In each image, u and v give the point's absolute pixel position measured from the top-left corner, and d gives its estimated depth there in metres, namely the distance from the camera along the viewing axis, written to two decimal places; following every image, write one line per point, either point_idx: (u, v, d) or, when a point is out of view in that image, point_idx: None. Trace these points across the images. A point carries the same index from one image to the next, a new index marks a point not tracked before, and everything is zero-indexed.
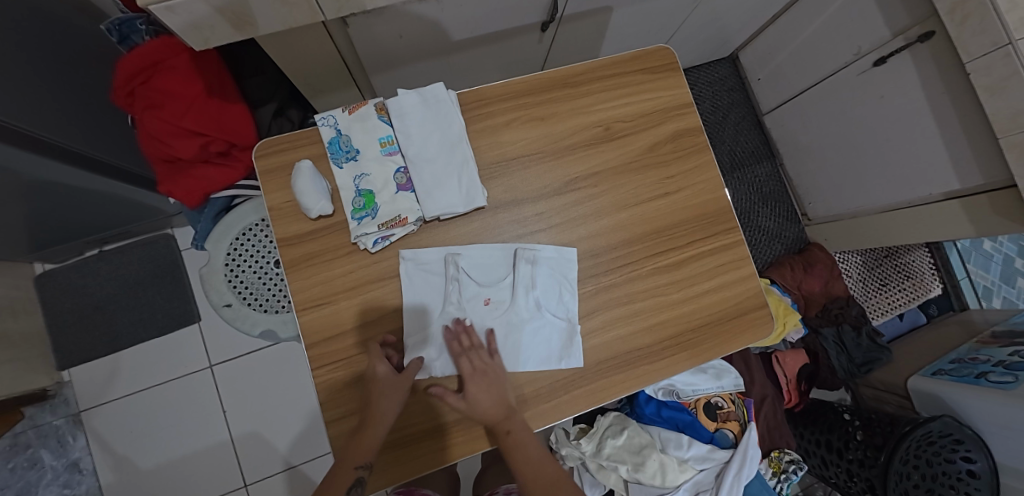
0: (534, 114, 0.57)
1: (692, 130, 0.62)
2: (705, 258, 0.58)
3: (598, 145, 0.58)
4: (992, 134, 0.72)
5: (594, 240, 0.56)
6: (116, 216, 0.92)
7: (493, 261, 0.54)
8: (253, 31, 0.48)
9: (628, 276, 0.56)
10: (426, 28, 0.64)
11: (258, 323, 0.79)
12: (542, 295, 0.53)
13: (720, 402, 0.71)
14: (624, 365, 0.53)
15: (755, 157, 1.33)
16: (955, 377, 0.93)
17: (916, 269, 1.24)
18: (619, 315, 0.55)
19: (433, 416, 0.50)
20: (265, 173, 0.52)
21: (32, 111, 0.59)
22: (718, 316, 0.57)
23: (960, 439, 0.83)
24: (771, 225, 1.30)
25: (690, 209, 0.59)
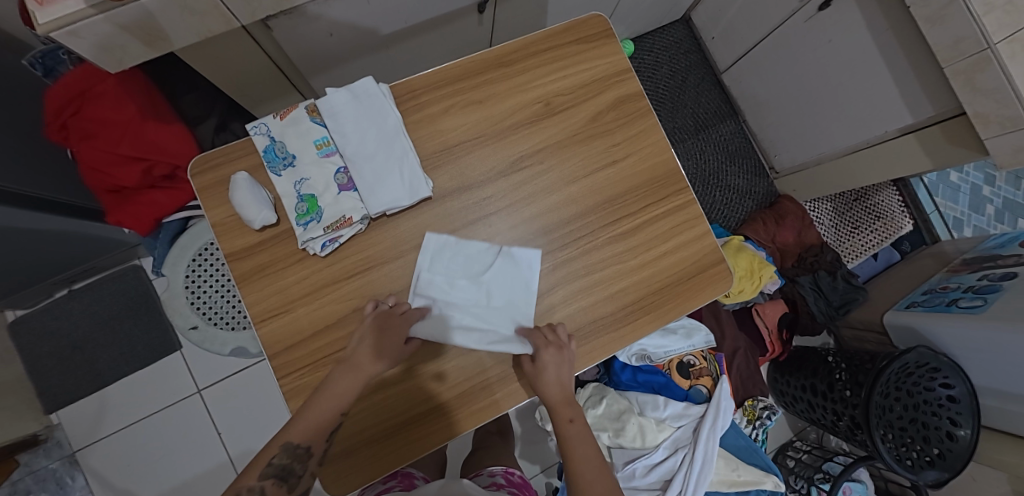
0: (471, 98, 0.57)
1: (634, 96, 0.61)
2: (658, 222, 0.59)
3: (541, 121, 0.58)
4: (938, 65, 0.73)
5: (546, 217, 0.56)
6: (80, 253, 0.90)
7: (449, 283, 0.53)
8: (167, 46, 0.48)
9: (584, 249, 0.56)
10: (356, 23, 0.62)
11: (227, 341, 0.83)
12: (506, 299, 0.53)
13: (693, 360, 0.71)
14: (589, 335, 0.54)
15: (719, 117, 1.33)
16: (928, 308, 0.96)
17: (886, 208, 1.25)
18: (581, 287, 0.55)
19: (405, 410, 0.50)
20: (203, 191, 0.51)
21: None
22: (676, 277, 0.58)
23: (937, 367, 0.86)
24: (741, 183, 1.30)
25: (640, 174, 0.60)
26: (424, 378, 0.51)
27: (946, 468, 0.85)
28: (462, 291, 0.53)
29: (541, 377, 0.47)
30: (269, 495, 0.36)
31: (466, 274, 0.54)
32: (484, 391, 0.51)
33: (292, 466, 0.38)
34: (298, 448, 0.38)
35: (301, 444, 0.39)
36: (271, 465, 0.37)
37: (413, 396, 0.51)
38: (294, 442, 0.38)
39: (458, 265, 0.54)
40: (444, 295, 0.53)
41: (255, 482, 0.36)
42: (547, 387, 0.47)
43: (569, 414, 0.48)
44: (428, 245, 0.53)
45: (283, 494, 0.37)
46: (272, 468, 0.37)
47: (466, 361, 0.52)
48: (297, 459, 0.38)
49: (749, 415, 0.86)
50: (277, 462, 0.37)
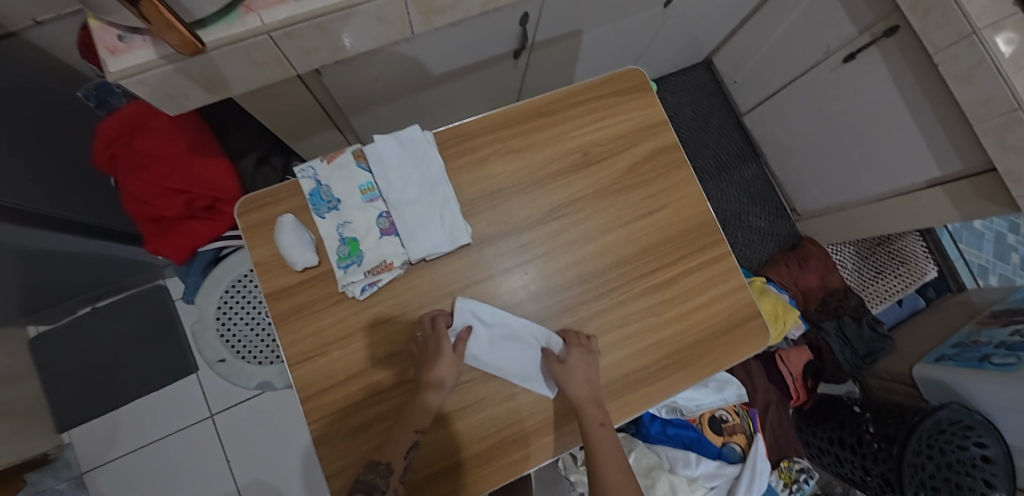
0: (511, 146, 0.58)
1: (672, 146, 0.62)
2: (692, 274, 0.58)
3: (578, 171, 0.59)
4: (966, 121, 0.74)
5: (581, 266, 0.56)
6: (111, 272, 0.92)
7: (488, 342, 0.52)
8: (226, 92, 0.51)
9: (619, 300, 0.56)
10: (401, 69, 0.65)
11: (254, 376, 0.78)
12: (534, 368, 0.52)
13: (725, 416, 0.69)
14: (624, 389, 0.53)
15: (740, 159, 1.33)
16: (958, 363, 0.93)
17: (910, 254, 1.24)
18: (614, 340, 0.55)
19: (437, 459, 0.49)
20: (248, 229, 0.52)
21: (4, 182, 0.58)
22: (711, 331, 0.57)
23: (970, 425, 0.83)
24: (763, 224, 1.29)
25: (678, 225, 0.59)
26: (455, 430, 0.50)
27: None
28: (497, 352, 0.51)
29: (569, 374, 0.47)
30: None
31: (505, 348, 0.52)
32: (515, 444, 0.50)
33: (372, 482, 0.41)
34: (378, 464, 0.42)
35: (381, 459, 0.43)
36: (358, 482, 0.41)
37: (443, 447, 0.49)
38: (375, 461, 0.43)
39: (493, 339, 0.52)
40: (482, 352, 0.51)
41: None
42: (575, 385, 0.47)
43: (598, 417, 0.46)
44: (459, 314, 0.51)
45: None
46: (359, 483, 0.41)
47: (498, 412, 0.51)
48: (379, 475, 0.42)
49: (787, 478, 0.83)
50: (363, 479, 0.42)
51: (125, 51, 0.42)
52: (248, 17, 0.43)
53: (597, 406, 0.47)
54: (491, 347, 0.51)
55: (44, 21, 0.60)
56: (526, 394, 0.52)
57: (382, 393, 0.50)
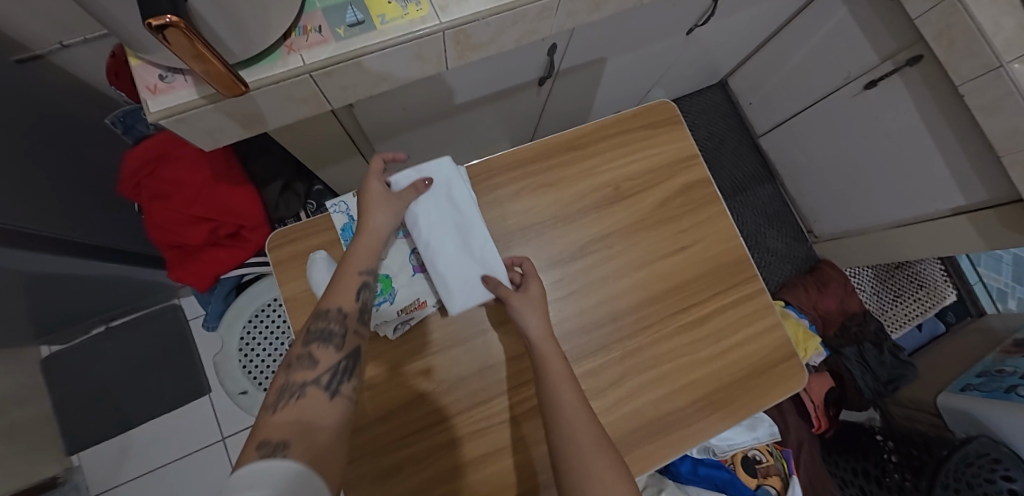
0: (543, 180, 0.57)
1: (704, 180, 0.61)
2: (727, 312, 0.57)
3: (611, 206, 0.58)
4: (992, 151, 0.73)
5: (613, 303, 0.55)
6: (127, 292, 0.91)
7: (438, 215, 0.51)
8: (261, 127, 0.50)
9: (652, 338, 0.55)
10: (429, 98, 0.65)
11: None
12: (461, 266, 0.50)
13: (758, 455, 0.67)
14: (658, 431, 0.52)
15: (756, 180, 1.33)
16: (984, 393, 0.89)
17: (928, 278, 1.23)
18: (649, 379, 0.54)
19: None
20: (279, 264, 0.52)
21: (22, 208, 0.58)
22: (746, 371, 0.56)
23: (998, 458, 0.78)
24: (780, 247, 1.29)
25: (712, 260, 0.58)
26: (487, 474, 0.48)
27: None
28: (441, 230, 0.50)
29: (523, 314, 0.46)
30: (319, 356, 0.36)
31: (451, 232, 0.51)
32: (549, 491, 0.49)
33: (329, 329, 0.38)
34: (329, 310, 0.39)
35: (330, 307, 0.40)
36: (309, 333, 0.38)
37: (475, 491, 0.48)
38: (322, 308, 0.40)
39: (445, 218, 0.51)
40: (428, 217, 0.50)
41: (300, 350, 0.37)
42: (530, 319, 0.46)
43: (555, 353, 0.44)
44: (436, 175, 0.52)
45: (332, 354, 0.37)
46: (313, 333, 0.38)
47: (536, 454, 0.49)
48: (332, 321, 0.39)
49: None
50: (315, 329, 0.38)
51: (165, 90, 0.42)
52: (290, 57, 0.43)
53: (551, 343, 0.44)
54: (438, 223, 0.51)
55: (69, 45, 0.61)
56: None
57: (412, 435, 0.49)
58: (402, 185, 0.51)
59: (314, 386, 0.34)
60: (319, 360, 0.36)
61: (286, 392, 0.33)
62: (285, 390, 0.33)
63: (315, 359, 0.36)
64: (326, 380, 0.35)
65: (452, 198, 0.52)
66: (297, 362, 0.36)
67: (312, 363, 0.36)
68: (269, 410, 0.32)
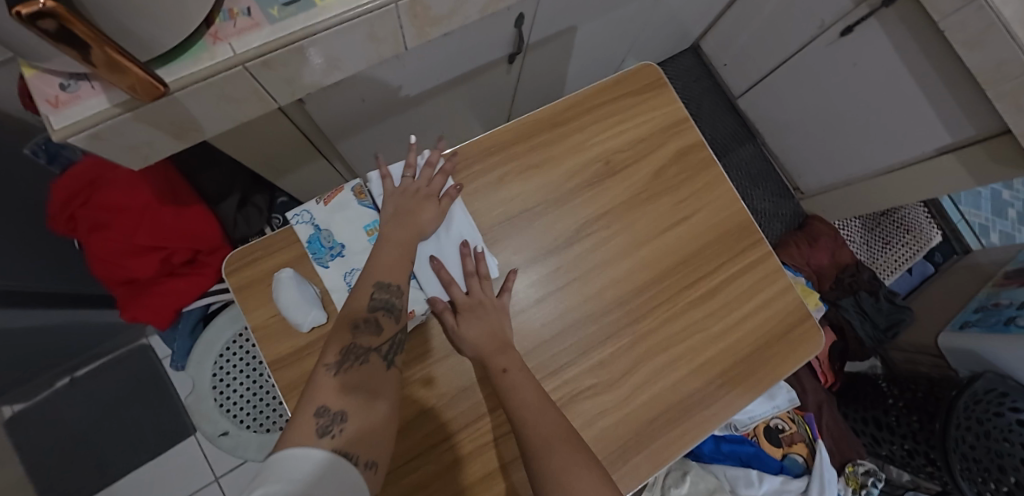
0: (527, 162, 0.52)
1: (697, 144, 0.57)
2: (736, 280, 0.54)
3: (601, 183, 0.53)
4: (977, 85, 0.71)
5: (618, 287, 0.51)
6: (85, 338, 0.83)
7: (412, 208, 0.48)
8: (198, 135, 0.44)
9: (662, 318, 0.51)
10: (391, 86, 0.59)
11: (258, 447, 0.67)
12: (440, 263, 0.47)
13: (781, 425, 0.65)
14: (678, 416, 0.49)
15: (738, 141, 1.28)
16: (983, 329, 0.90)
17: (913, 222, 1.24)
18: (663, 363, 0.50)
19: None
20: (240, 289, 0.45)
21: None
22: (762, 341, 0.53)
23: (1004, 391, 0.78)
24: (767, 206, 1.24)
25: (714, 229, 0.55)
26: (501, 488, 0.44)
27: None
28: None
29: (460, 332, 0.45)
30: (383, 325, 0.40)
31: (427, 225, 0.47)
32: None
33: (391, 303, 0.41)
34: (390, 286, 0.41)
35: (392, 283, 0.42)
36: (374, 299, 0.40)
37: None
38: (384, 281, 0.42)
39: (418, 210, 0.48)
40: None
41: (365, 313, 0.40)
42: (470, 336, 0.44)
43: (506, 359, 0.43)
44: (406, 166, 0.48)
45: (392, 324, 0.41)
46: (376, 302, 0.40)
47: None
48: (392, 295, 0.41)
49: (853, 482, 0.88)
50: (378, 298, 0.41)
51: (68, 102, 0.34)
52: (217, 47, 0.37)
53: (504, 354, 0.44)
54: None
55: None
56: None
57: (418, 458, 0.44)
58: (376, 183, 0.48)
59: (373, 354, 0.38)
60: (381, 327, 0.40)
61: (348, 356, 0.37)
62: (349, 352, 0.37)
63: (378, 325, 0.40)
64: (386, 350, 0.40)
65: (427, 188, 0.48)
66: (362, 324, 0.39)
67: (376, 330, 0.39)
68: (328, 371, 0.36)
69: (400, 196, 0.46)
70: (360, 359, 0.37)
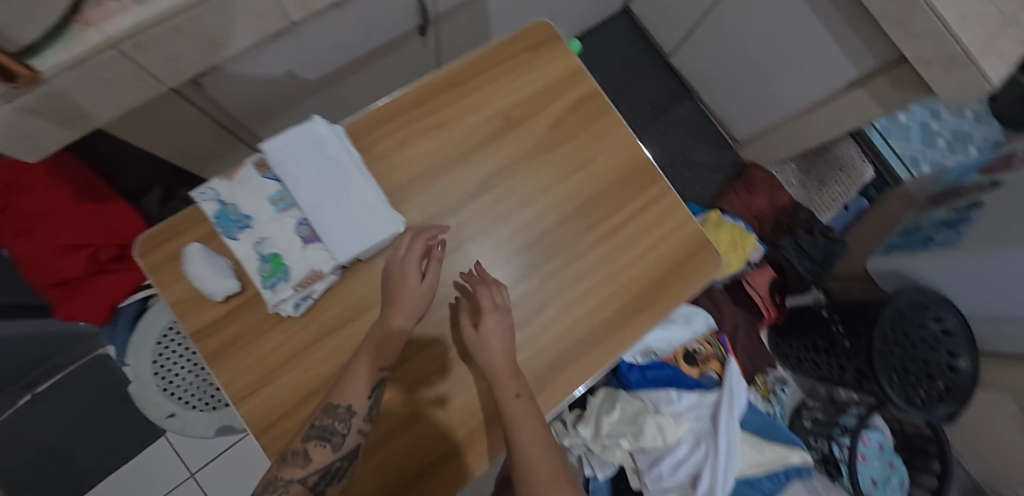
0: (426, 124, 0.54)
1: (594, 93, 0.60)
2: (638, 217, 0.57)
3: (502, 137, 0.56)
4: (870, 16, 0.75)
5: (524, 234, 0.54)
6: (38, 351, 0.84)
7: (313, 172, 0.47)
8: (89, 122, 0.45)
9: (568, 258, 0.54)
10: (294, 65, 0.60)
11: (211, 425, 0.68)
12: (347, 222, 0.47)
13: (697, 347, 0.68)
14: (589, 345, 0.53)
15: (675, 99, 1.30)
16: (906, 249, 0.98)
17: (846, 160, 1.30)
18: (572, 299, 0.54)
19: (414, 461, 0.46)
20: (153, 270, 0.47)
21: None
22: (665, 269, 0.57)
23: (926, 304, 0.88)
24: (708, 158, 1.28)
25: (614, 171, 0.58)
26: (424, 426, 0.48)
27: (955, 400, 0.86)
28: (317, 187, 0.47)
29: (484, 346, 0.43)
30: (314, 455, 0.36)
31: (330, 186, 0.47)
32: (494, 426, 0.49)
33: (330, 427, 0.38)
34: (337, 408, 0.39)
35: (340, 403, 0.39)
36: (315, 426, 0.38)
37: (420, 445, 0.46)
38: (333, 404, 0.39)
39: (319, 173, 0.47)
40: (301, 177, 0.47)
41: (299, 444, 0.37)
42: (490, 357, 0.42)
43: (518, 387, 0.41)
44: (303, 131, 0.48)
45: (328, 455, 0.37)
46: (313, 431, 0.38)
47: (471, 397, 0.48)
48: (336, 418, 0.38)
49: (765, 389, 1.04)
50: (319, 423, 0.38)
51: None
52: (87, 32, 0.36)
53: (515, 379, 0.41)
54: (315, 180, 0.47)
55: None
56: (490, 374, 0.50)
57: None
58: (274, 152, 0.47)
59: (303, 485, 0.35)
60: (312, 458, 0.36)
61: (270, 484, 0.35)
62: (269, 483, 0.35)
63: (309, 456, 0.36)
64: (315, 481, 0.36)
65: (326, 150, 0.48)
66: (291, 457, 0.36)
67: (304, 460, 0.36)
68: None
69: (299, 162, 0.47)
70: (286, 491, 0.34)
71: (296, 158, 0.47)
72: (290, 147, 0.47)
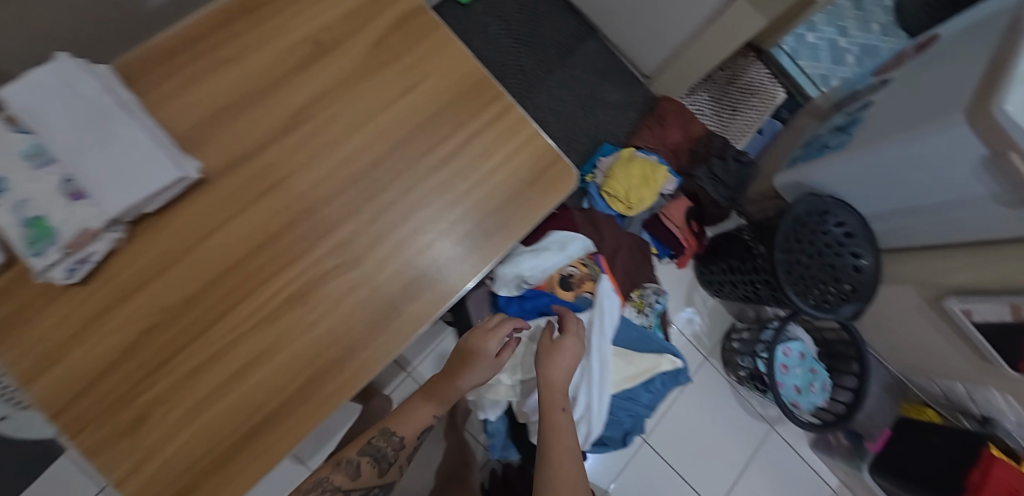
0: (220, 56, 0.48)
1: (419, 9, 0.55)
2: (479, 136, 0.53)
3: (313, 62, 0.50)
4: None
5: (350, 165, 0.49)
6: None
7: (65, 117, 0.40)
8: None
9: (404, 187, 0.50)
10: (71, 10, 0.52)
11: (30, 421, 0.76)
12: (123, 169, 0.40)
13: (572, 271, 0.65)
14: (435, 276, 0.49)
15: (579, 39, 1.25)
16: (807, 159, 0.99)
17: (757, 84, 1.29)
18: (411, 230, 0.50)
19: (252, 410, 0.44)
20: None
21: None
22: (516, 188, 0.53)
23: (824, 209, 0.90)
24: (618, 97, 1.25)
25: (448, 90, 0.53)
26: (253, 381, 0.44)
27: (861, 299, 0.90)
28: (74, 134, 0.40)
29: (553, 356, 0.53)
30: (363, 472, 0.44)
31: (93, 132, 0.40)
32: (336, 367, 0.46)
33: (383, 449, 0.46)
34: (393, 436, 0.47)
35: (396, 432, 0.48)
36: (369, 445, 0.46)
37: (253, 398, 0.44)
38: (389, 431, 0.48)
39: (75, 117, 0.40)
40: (49, 122, 0.39)
41: (353, 456, 0.45)
42: (552, 368, 0.52)
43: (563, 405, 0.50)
44: (45, 71, 0.40)
45: (374, 476, 0.44)
46: (370, 447, 0.45)
47: (303, 345, 0.45)
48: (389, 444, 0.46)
49: (637, 304, 0.80)
50: (375, 443, 0.46)
51: None
52: None
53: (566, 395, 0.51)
54: (70, 126, 0.40)
55: None
56: (325, 318, 0.46)
57: (154, 375, 0.43)
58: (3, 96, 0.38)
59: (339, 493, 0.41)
60: (360, 474, 0.43)
61: (318, 484, 0.41)
62: (320, 481, 0.41)
63: (358, 470, 0.43)
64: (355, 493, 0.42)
65: (81, 91, 0.41)
66: (343, 464, 0.44)
67: (354, 473, 0.43)
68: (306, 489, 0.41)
69: (41, 106, 0.39)
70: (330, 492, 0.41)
71: (37, 101, 0.39)
72: (24, 88, 0.39)
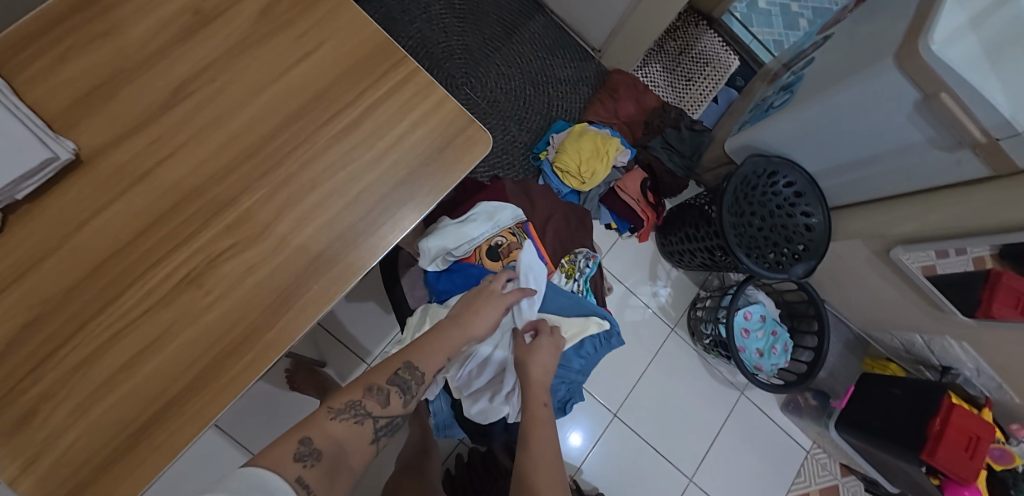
0: (91, 31, 0.45)
1: None
2: (383, 103, 0.51)
3: (195, 34, 0.48)
4: None
5: (243, 140, 0.47)
6: None
7: None
8: None
9: (303, 160, 0.48)
10: None
11: None
12: None
13: (500, 240, 0.66)
14: (343, 248, 0.48)
15: (525, 15, 1.23)
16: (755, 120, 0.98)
17: (710, 53, 1.30)
18: (313, 204, 0.48)
19: (149, 399, 0.41)
20: None
21: None
22: (427, 155, 0.51)
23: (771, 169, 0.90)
24: (569, 72, 1.23)
25: (347, 57, 0.51)
26: (144, 371, 0.41)
27: (812, 256, 0.88)
28: None
29: (532, 354, 0.57)
30: (391, 401, 0.42)
31: None
32: (240, 349, 0.43)
33: (409, 382, 0.45)
34: (417, 368, 0.46)
35: (419, 366, 0.46)
36: (396, 375, 0.44)
37: (147, 389, 0.41)
38: (414, 364, 0.46)
39: None
40: None
41: (384, 383, 0.43)
42: (532, 364, 0.56)
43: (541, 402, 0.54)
44: None
45: (400, 403, 0.43)
46: (397, 376, 0.44)
47: (200, 329, 0.43)
48: (411, 378, 0.45)
49: (568, 270, 0.75)
50: (400, 376, 0.44)
51: None
52: None
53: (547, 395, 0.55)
54: None
55: None
56: (222, 299, 0.44)
57: (28, 375, 0.39)
58: None
59: (369, 422, 0.40)
60: (388, 402, 0.42)
61: (348, 409, 0.40)
62: (351, 406, 0.40)
63: (387, 399, 0.42)
64: (380, 425, 0.41)
65: None
66: (375, 389, 0.42)
67: (382, 400, 0.42)
68: (329, 413, 0.39)
69: None
70: (357, 419, 0.40)
71: None
72: None
